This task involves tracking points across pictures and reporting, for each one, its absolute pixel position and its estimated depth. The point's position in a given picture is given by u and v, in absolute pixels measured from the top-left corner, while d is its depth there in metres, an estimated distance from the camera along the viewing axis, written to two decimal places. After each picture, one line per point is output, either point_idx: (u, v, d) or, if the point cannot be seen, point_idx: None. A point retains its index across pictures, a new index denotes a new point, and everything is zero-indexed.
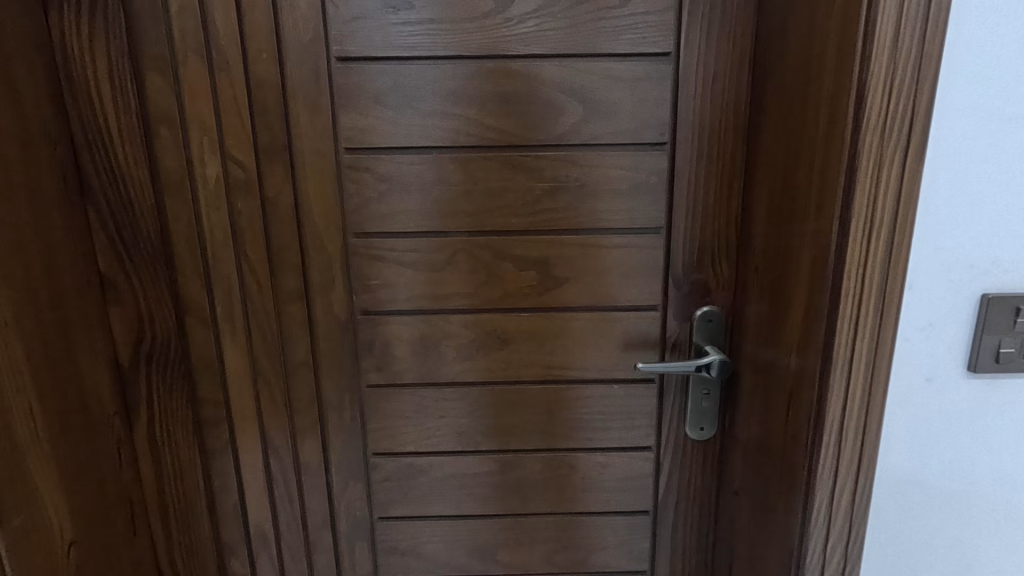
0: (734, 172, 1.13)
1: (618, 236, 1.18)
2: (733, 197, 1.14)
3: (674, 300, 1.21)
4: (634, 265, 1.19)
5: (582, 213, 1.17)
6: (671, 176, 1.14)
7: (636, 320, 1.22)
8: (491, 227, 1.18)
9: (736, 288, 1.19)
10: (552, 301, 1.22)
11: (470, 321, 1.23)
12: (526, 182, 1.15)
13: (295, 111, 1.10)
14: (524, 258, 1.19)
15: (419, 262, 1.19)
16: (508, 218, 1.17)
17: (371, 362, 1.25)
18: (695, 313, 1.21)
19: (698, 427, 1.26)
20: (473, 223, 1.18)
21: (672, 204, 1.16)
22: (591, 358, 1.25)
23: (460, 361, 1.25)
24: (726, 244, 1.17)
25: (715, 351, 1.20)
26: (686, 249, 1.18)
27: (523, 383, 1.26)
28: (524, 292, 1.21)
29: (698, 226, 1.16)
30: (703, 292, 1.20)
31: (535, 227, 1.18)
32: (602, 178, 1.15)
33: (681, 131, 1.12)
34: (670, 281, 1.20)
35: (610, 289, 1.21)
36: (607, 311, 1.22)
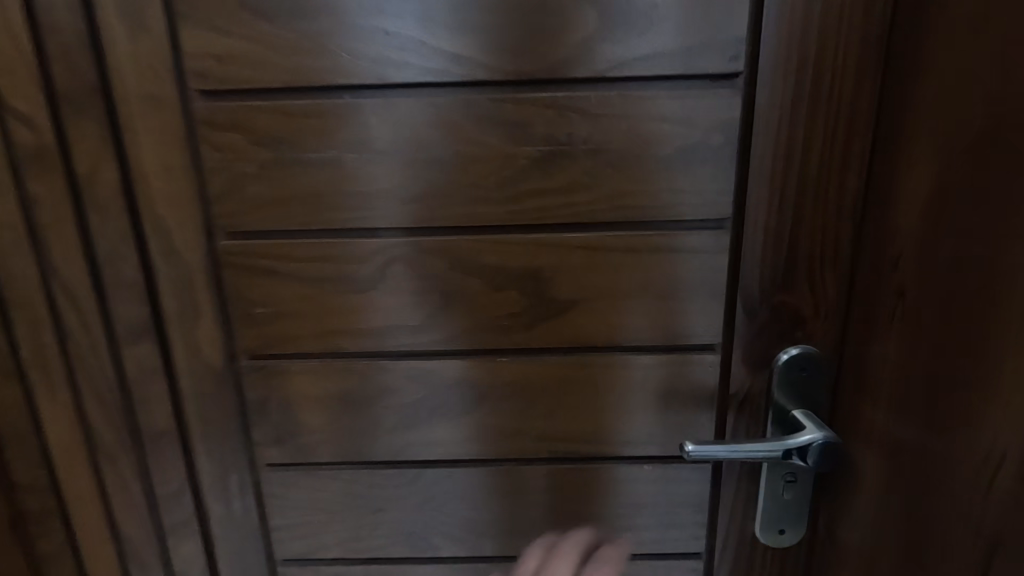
0: (853, 128, 0.67)
1: (655, 235, 0.72)
2: (849, 168, 0.68)
3: (745, 335, 0.75)
4: (679, 282, 0.74)
5: (595, 198, 0.71)
6: (747, 133, 0.68)
7: (681, 368, 0.77)
8: (447, 221, 0.72)
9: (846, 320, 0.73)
10: (544, 339, 0.77)
11: (418, 369, 0.78)
12: (504, 147, 0.70)
13: (106, 28, 0.65)
14: (502, 270, 0.74)
15: (330, 279, 0.74)
16: (475, 206, 0.72)
17: (267, 431, 0.81)
18: (777, 356, 0.76)
19: (774, 529, 0.81)
20: (417, 216, 0.72)
21: (747, 181, 0.70)
22: (609, 425, 0.80)
23: (404, 429, 0.81)
24: (833, 247, 0.71)
25: (815, 426, 0.73)
26: (766, 254, 0.72)
27: (502, 461, 0.82)
28: (501, 325, 0.76)
29: (789, 217, 0.70)
30: (791, 324, 0.74)
31: (518, 221, 0.72)
32: (630, 139, 0.69)
33: (767, 56, 0.66)
34: (739, 305, 0.74)
35: (641, 319, 0.75)
36: (634, 355, 0.77)
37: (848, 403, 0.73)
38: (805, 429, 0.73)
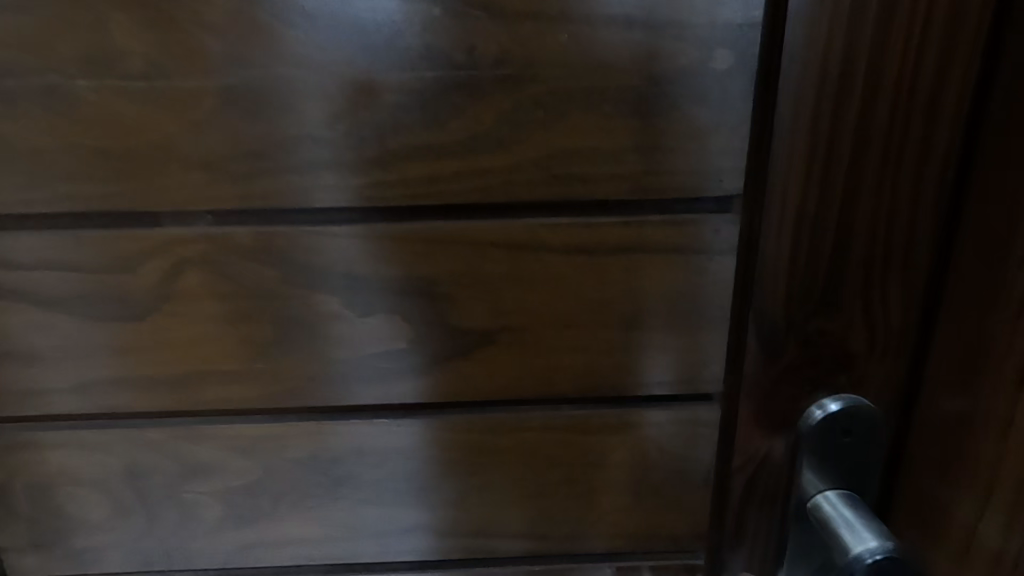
0: (954, 39, 0.39)
1: (620, 226, 0.44)
2: (941, 111, 0.41)
3: (759, 381, 0.48)
4: (660, 299, 0.47)
5: (519, 164, 0.42)
6: (778, 49, 0.40)
7: (661, 428, 0.51)
8: (275, 202, 0.43)
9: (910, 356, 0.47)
10: (451, 389, 0.49)
11: (257, 435, 0.50)
12: (361, 71, 0.40)
13: None
14: (374, 283, 0.45)
15: (88, 299, 0.45)
16: (321, 176, 0.42)
17: (19, 532, 0.51)
18: (807, 412, 0.49)
19: None
20: (221, 192, 0.42)
21: (773, 132, 0.41)
22: (553, 511, 0.53)
23: (241, 522, 0.52)
24: (906, 243, 0.44)
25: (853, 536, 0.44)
26: (800, 256, 0.44)
27: (398, 564, 0.55)
28: (381, 369, 0.48)
29: (838, 195, 0.42)
30: (830, 364, 0.47)
31: (394, 202, 0.43)
32: (580, 60, 0.40)
33: None
34: (751, 336, 0.47)
35: (599, 357, 0.48)
36: (590, 410, 0.50)
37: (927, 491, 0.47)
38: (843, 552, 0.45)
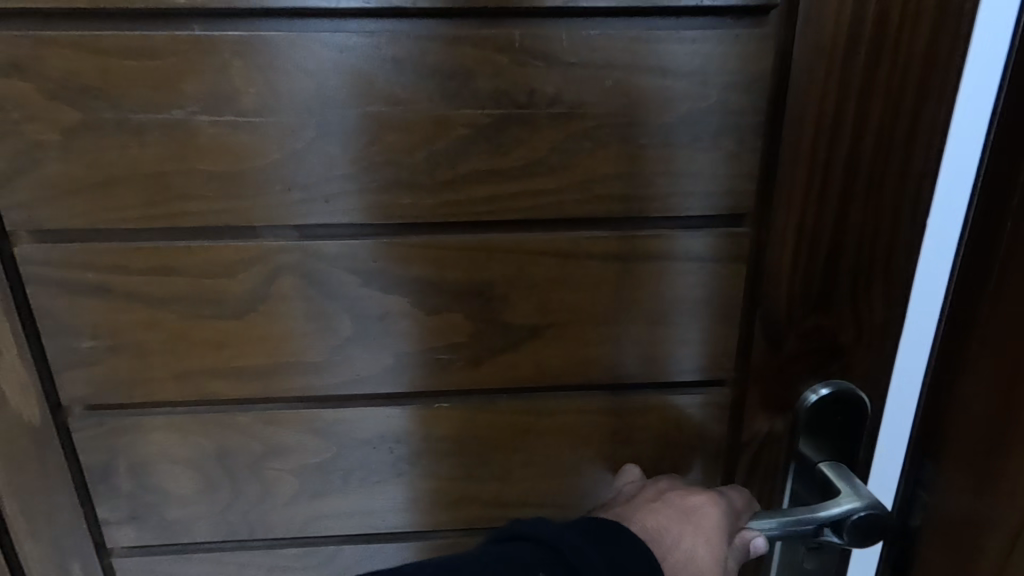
0: (925, 92, 0.48)
1: (649, 238, 0.52)
2: (916, 145, 0.49)
3: (764, 369, 0.57)
4: (683, 299, 0.54)
5: (568, 187, 0.50)
6: (784, 94, 0.48)
7: (682, 413, 0.59)
8: (358, 217, 0.50)
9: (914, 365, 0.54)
10: (501, 378, 0.57)
11: (330, 421, 0.57)
12: (436, 109, 0.48)
13: None
14: (440, 286, 0.53)
15: (193, 301, 0.52)
16: (398, 195, 0.50)
17: (118, 506, 0.58)
18: (803, 396, 0.58)
19: None
20: (314, 208, 0.50)
21: (777, 164, 0.50)
22: (585, 484, 0.61)
23: (315, 496, 0.60)
24: (887, 253, 0.52)
25: (851, 490, 0.54)
26: (799, 263, 0.53)
27: (450, 532, 0.63)
28: (442, 361, 0.55)
29: (830, 214, 0.51)
30: (823, 354, 0.56)
31: (460, 218, 0.51)
32: (620, 101, 0.48)
33: None
34: (757, 335, 0.55)
35: (629, 349, 0.56)
36: (620, 395, 0.58)
37: (953, 500, 0.48)
38: (838, 497, 0.54)
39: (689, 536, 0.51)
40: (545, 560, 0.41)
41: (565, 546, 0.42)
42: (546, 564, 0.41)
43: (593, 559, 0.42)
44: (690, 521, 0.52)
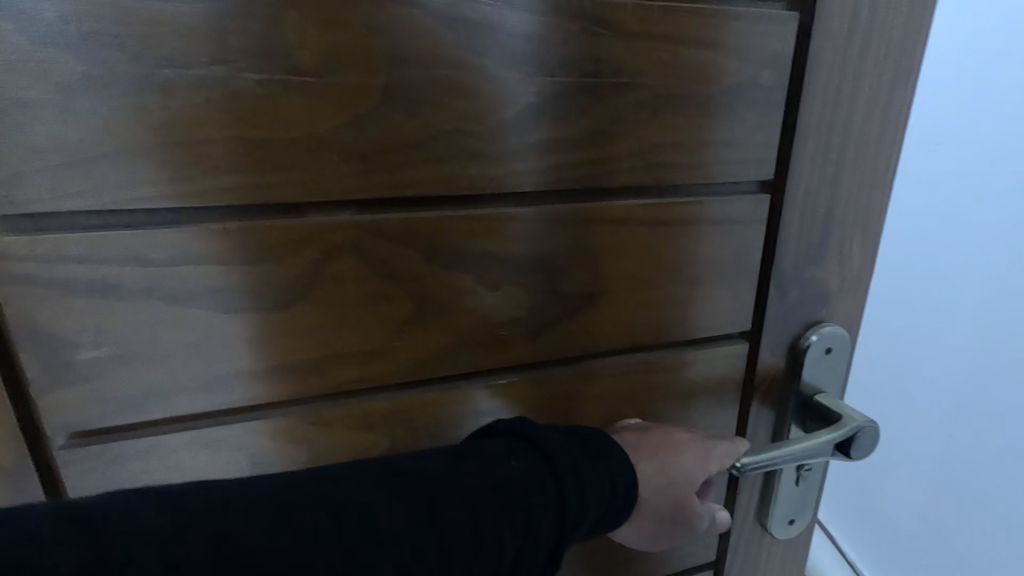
0: (902, 73, 0.57)
1: (691, 203, 0.56)
2: (893, 117, 0.59)
3: (774, 317, 0.64)
4: (714, 260, 0.59)
5: (625, 156, 0.52)
6: (801, 71, 0.55)
7: (708, 364, 0.65)
8: (424, 189, 0.47)
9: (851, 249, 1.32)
10: (556, 348, 0.57)
11: (384, 414, 0.53)
12: (509, 74, 0.46)
13: None
14: (500, 260, 0.51)
15: (230, 293, 0.45)
16: (465, 165, 0.47)
17: None
18: (803, 337, 0.66)
19: (786, 521, 0.75)
20: (374, 181, 0.45)
21: (794, 135, 0.57)
22: None
23: None
24: (866, 210, 0.62)
25: (848, 414, 0.64)
26: (805, 221, 0.60)
27: None
28: (501, 337, 0.54)
29: (829, 177, 0.59)
30: (817, 300, 0.65)
31: (525, 187, 0.50)
32: (675, 73, 0.51)
33: None
34: (772, 289, 0.63)
35: (669, 310, 0.60)
36: (657, 354, 0.62)
37: None
38: (839, 420, 0.64)
39: (662, 454, 0.57)
40: (526, 457, 0.48)
41: (544, 446, 0.49)
42: (520, 458, 0.48)
43: (568, 461, 0.48)
44: (664, 447, 0.57)
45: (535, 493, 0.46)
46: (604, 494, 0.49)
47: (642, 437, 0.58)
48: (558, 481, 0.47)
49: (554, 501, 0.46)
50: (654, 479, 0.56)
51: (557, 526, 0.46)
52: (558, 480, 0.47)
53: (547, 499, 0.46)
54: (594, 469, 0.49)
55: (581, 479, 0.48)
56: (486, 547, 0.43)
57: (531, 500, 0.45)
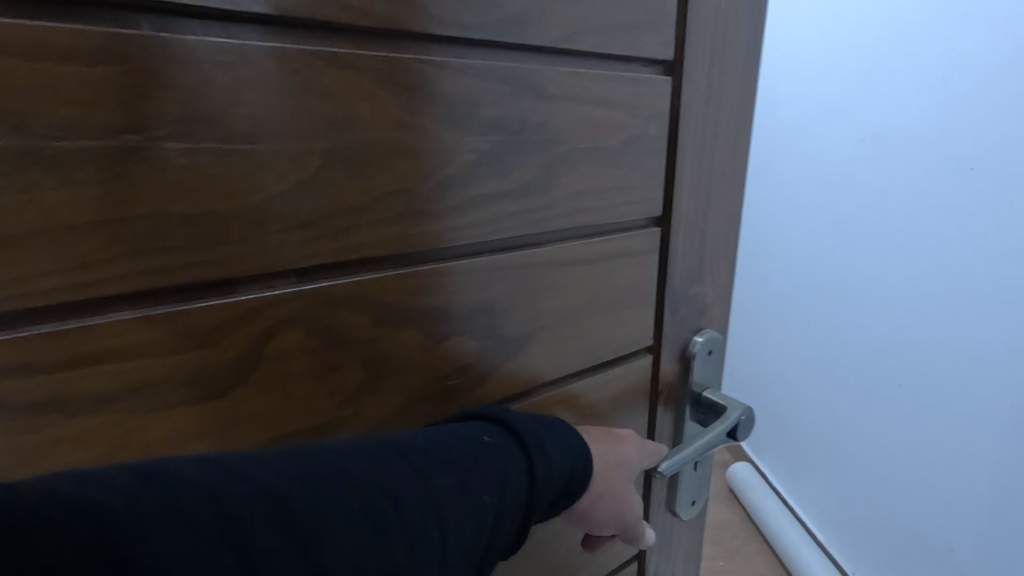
0: (742, 127, 0.71)
1: (604, 240, 0.63)
2: (739, 162, 0.73)
3: (671, 330, 0.74)
4: (624, 289, 0.67)
5: (551, 205, 0.56)
6: (677, 125, 0.65)
7: (624, 379, 0.72)
8: (371, 251, 0.45)
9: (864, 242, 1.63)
10: (500, 390, 0.59)
11: None
12: (446, 135, 0.47)
13: None
14: (447, 312, 0.52)
15: (161, 382, 0.38)
16: (410, 225, 0.47)
17: None
18: (692, 343, 0.77)
19: (689, 502, 0.86)
20: (321, 248, 0.43)
21: (674, 179, 0.67)
22: None
23: None
24: (727, 235, 0.76)
25: (731, 403, 0.77)
26: (686, 248, 0.71)
27: None
28: (450, 387, 0.54)
29: (700, 210, 0.71)
30: (699, 312, 0.77)
31: (467, 241, 0.51)
32: (585, 130, 0.56)
33: (694, 47, 0.63)
34: (668, 307, 0.72)
35: (592, 338, 0.66)
36: (583, 378, 0.68)
37: None
38: (726, 410, 0.76)
39: (609, 443, 0.58)
40: (497, 433, 0.49)
41: (510, 422, 0.51)
42: (490, 434, 0.49)
43: (535, 432, 0.51)
44: (608, 437, 0.59)
45: (508, 462, 0.47)
46: (570, 466, 0.51)
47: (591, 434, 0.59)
48: (527, 450, 0.49)
49: (526, 477, 0.47)
50: (605, 469, 0.56)
51: (529, 501, 0.47)
52: (526, 450, 0.49)
53: (520, 473, 0.47)
54: (560, 439, 0.52)
55: (549, 448, 0.50)
56: (470, 507, 0.43)
57: (506, 467, 0.47)
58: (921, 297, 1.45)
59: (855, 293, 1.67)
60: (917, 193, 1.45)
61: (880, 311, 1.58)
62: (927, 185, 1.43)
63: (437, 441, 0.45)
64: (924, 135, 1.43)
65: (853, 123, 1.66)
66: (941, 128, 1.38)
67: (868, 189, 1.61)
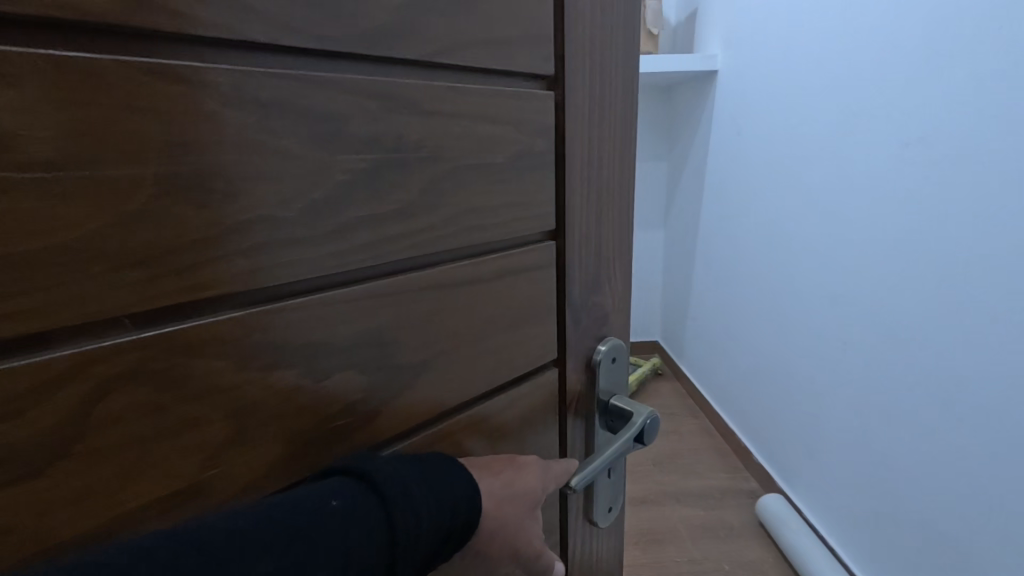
0: (623, 140, 0.74)
1: (499, 258, 0.61)
2: (625, 173, 0.75)
3: (573, 342, 0.74)
4: (524, 305, 0.66)
5: (437, 225, 0.53)
6: (561, 140, 0.65)
7: (531, 396, 0.71)
8: (228, 288, 0.40)
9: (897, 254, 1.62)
10: (396, 423, 0.55)
11: None
12: (310, 154, 0.43)
13: None
14: (328, 347, 0.47)
15: None
16: (274, 254, 0.42)
17: None
18: (594, 353, 0.78)
19: (607, 509, 0.86)
20: (161, 289, 0.37)
21: (564, 193, 0.67)
22: None
23: None
24: (619, 244, 0.77)
25: (636, 408, 0.78)
26: (582, 260, 0.72)
27: None
28: (337, 428, 0.49)
29: (591, 222, 0.72)
30: (599, 321, 0.78)
31: (344, 269, 0.47)
32: (468, 145, 0.55)
33: (573, 61, 0.64)
34: (568, 319, 0.72)
35: (495, 358, 0.64)
36: (490, 399, 0.65)
37: None
38: (632, 416, 0.78)
39: (508, 470, 0.57)
40: (347, 493, 0.44)
41: (369, 477, 0.46)
42: (339, 495, 0.44)
43: (401, 486, 0.47)
44: (508, 464, 0.58)
45: (358, 529, 0.43)
46: (439, 523, 0.47)
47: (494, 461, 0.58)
48: (385, 511, 0.45)
49: (380, 540, 0.44)
50: (502, 495, 0.55)
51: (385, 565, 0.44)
52: (384, 511, 0.45)
53: (371, 537, 0.43)
54: (430, 490, 0.48)
55: (414, 505, 0.46)
56: None
57: (351, 537, 0.42)
58: (956, 322, 1.45)
59: (883, 312, 1.69)
60: (953, 200, 1.43)
61: (907, 331, 1.61)
62: (971, 191, 1.39)
63: (265, 517, 0.40)
64: (969, 145, 1.39)
65: (895, 130, 1.61)
66: (979, 124, 1.36)
67: (917, 198, 1.55)
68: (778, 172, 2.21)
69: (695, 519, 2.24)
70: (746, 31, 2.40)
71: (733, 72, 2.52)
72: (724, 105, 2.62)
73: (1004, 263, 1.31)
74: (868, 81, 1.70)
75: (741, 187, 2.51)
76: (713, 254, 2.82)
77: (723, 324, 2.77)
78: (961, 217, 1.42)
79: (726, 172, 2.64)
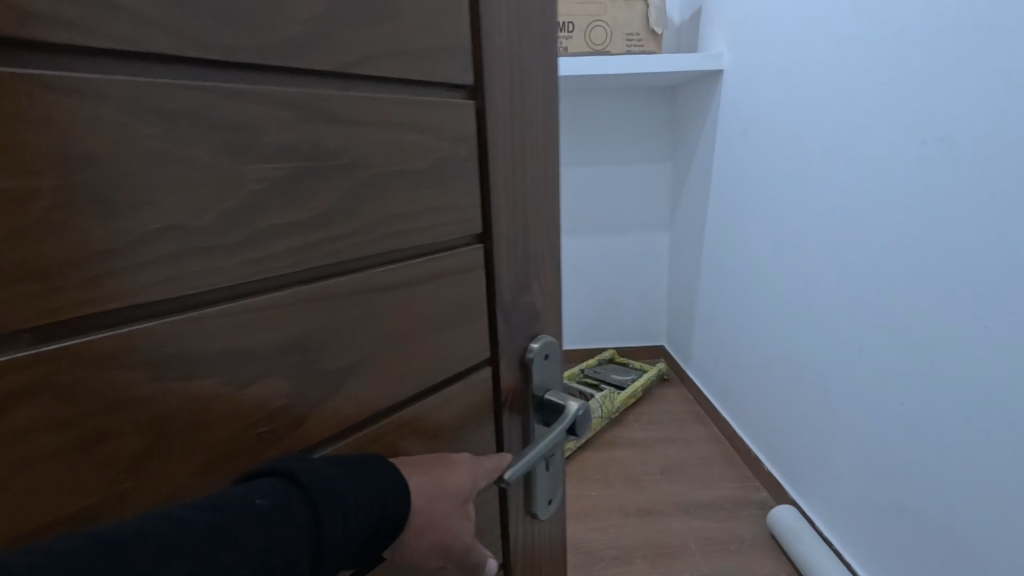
0: (546, 146, 0.77)
1: (425, 261, 0.64)
2: (548, 177, 0.79)
3: (505, 340, 0.77)
4: (454, 306, 0.68)
5: (359, 230, 0.55)
6: (483, 146, 0.68)
7: (465, 394, 0.73)
8: (136, 298, 0.40)
9: (892, 243, 1.72)
10: (323, 426, 0.55)
11: None
12: (220, 163, 0.43)
13: None
14: (248, 354, 0.47)
15: None
16: (185, 263, 0.42)
17: None
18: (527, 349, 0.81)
19: (547, 502, 0.89)
20: (62, 300, 0.37)
21: (489, 197, 0.70)
22: None
23: None
24: (546, 245, 0.81)
25: (565, 400, 0.82)
26: (511, 260, 0.75)
27: None
28: (261, 434, 0.50)
29: (517, 224, 0.75)
30: (530, 319, 0.81)
31: (261, 276, 0.47)
32: (388, 152, 0.56)
33: (492, 71, 0.67)
34: (500, 318, 0.75)
35: (425, 359, 0.66)
36: (424, 399, 0.67)
37: None
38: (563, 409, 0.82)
39: (438, 468, 0.59)
40: (271, 492, 0.45)
41: (297, 476, 0.47)
42: (262, 494, 0.44)
43: (330, 483, 0.48)
44: (438, 462, 0.60)
45: (286, 527, 0.44)
46: (369, 518, 0.49)
47: (425, 459, 0.59)
48: (314, 508, 0.46)
49: (309, 537, 0.45)
50: (431, 493, 0.56)
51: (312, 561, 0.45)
52: (313, 508, 0.46)
53: (301, 535, 0.44)
54: (359, 487, 0.50)
55: (343, 501, 0.48)
56: None
57: (279, 534, 0.43)
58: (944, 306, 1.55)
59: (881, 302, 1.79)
60: (944, 189, 1.53)
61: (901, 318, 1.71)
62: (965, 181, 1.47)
63: (184, 521, 0.40)
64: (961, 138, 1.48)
65: (897, 128, 1.69)
66: (970, 116, 1.45)
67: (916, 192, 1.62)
68: (785, 175, 2.29)
69: (700, 531, 2.30)
70: (751, 33, 2.52)
71: (739, 72, 2.63)
72: (728, 107, 2.73)
73: (996, 240, 1.39)
74: (866, 79, 1.81)
75: (746, 187, 2.62)
76: (721, 255, 2.94)
77: (732, 325, 2.85)
78: (957, 206, 1.50)
79: (733, 173, 2.74)
